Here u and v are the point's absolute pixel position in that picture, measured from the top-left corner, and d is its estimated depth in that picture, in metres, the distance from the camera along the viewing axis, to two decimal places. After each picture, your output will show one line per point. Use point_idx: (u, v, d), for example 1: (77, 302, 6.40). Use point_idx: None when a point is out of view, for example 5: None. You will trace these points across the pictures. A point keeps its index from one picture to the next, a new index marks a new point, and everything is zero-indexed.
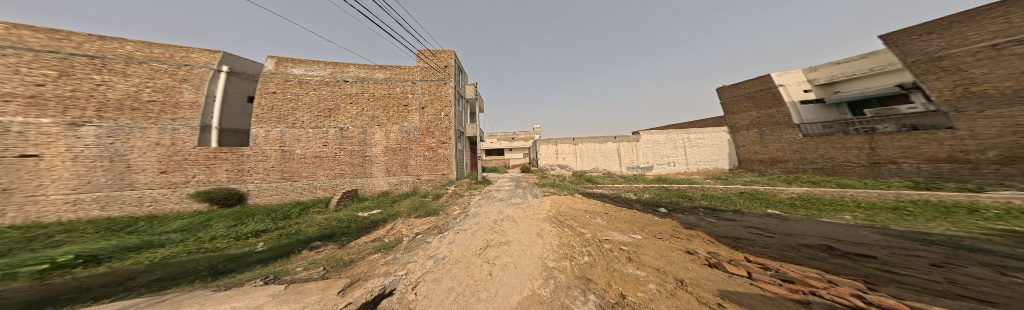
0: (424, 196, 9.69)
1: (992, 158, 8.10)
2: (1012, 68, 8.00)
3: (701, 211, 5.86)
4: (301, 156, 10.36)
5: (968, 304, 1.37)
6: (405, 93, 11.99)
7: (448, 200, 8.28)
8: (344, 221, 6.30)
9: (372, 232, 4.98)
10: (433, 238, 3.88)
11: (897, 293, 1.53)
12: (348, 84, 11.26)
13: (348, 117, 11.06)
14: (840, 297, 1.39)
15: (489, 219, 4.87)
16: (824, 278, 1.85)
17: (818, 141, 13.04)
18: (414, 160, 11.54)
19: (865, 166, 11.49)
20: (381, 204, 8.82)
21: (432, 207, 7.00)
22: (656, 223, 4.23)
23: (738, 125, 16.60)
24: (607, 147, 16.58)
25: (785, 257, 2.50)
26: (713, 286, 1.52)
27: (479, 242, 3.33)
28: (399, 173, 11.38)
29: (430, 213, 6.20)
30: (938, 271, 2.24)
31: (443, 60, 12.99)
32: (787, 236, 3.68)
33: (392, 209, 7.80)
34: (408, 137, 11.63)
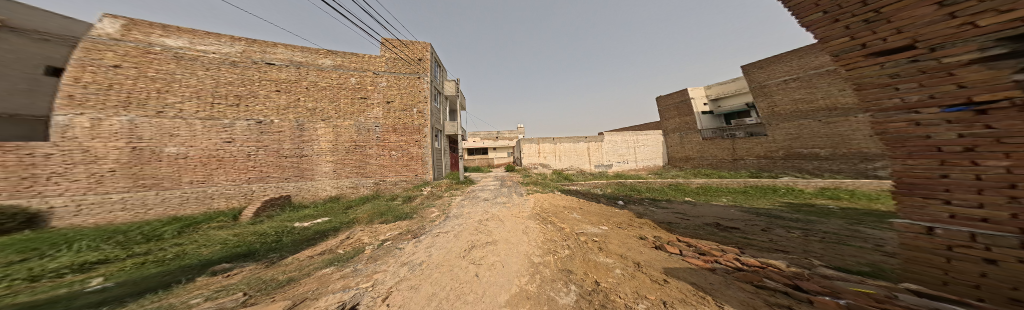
0: (392, 200, 8.64)
1: (781, 155, 13.61)
2: (792, 96, 13.30)
3: (646, 201, 7.49)
4: (185, 157, 8.04)
5: (779, 256, 2.53)
6: (362, 85, 10.49)
7: (422, 202, 7.71)
8: (274, 234, 4.95)
9: (314, 246, 4.00)
10: (406, 244, 3.53)
11: (754, 254, 2.57)
12: (273, 68, 9.28)
13: (277, 108, 9.24)
14: (729, 262, 2.27)
15: (473, 219, 4.77)
16: (720, 248, 2.79)
17: (709, 143, 16.64)
18: (374, 159, 10.40)
19: (730, 161, 15.57)
20: (330, 212, 7.63)
21: (405, 211, 6.41)
22: (617, 214, 5.13)
23: (669, 129, 19.06)
24: (579, 146, 18.19)
25: (698, 235, 3.57)
26: (660, 265, 2.18)
27: (464, 244, 3.25)
28: (361, 176, 10.18)
29: (403, 218, 5.61)
30: (764, 233, 3.75)
31: (416, 52, 11.94)
32: (695, 217, 5.20)
33: (346, 216, 6.62)
34: (367, 135, 10.35)
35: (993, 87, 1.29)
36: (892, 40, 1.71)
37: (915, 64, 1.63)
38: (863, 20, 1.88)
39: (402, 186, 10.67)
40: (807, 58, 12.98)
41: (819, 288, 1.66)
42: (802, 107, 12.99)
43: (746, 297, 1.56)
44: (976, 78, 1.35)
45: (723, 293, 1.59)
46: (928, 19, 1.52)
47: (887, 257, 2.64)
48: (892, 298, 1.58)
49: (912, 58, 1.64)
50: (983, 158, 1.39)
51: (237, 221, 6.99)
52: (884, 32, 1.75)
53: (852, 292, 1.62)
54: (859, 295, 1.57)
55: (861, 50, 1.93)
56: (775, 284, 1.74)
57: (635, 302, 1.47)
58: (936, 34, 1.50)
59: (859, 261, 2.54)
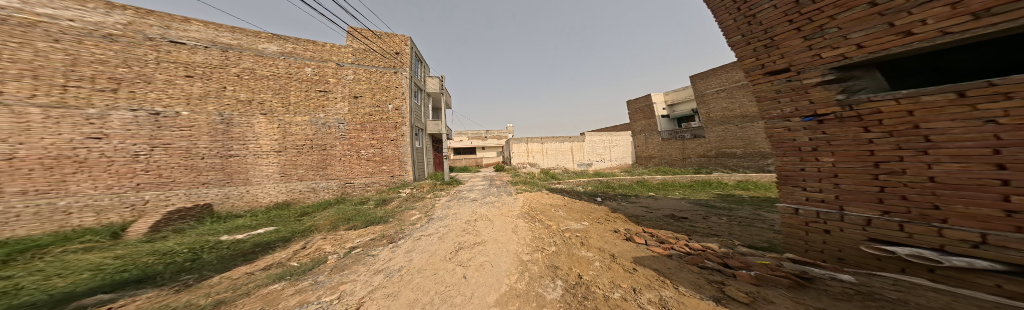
0: (360, 204, 7.81)
1: (714, 154, 16.75)
2: (718, 105, 16.58)
3: (620, 197, 8.45)
4: (11, 158, 5.64)
5: (714, 239, 3.25)
6: (322, 77, 9.42)
7: (401, 205, 7.13)
8: (194, 251, 3.93)
9: (228, 270, 3.02)
10: (380, 250, 3.22)
11: (699, 239, 3.19)
12: (180, 49, 7.46)
13: (189, 97, 7.49)
14: (681, 247, 2.81)
15: (461, 220, 4.62)
16: (675, 236, 3.38)
17: (666, 143, 19.23)
18: (339, 162, 9.51)
19: (680, 160, 18.32)
20: (277, 221, 6.41)
21: (377, 214, 5.87)
22: (597, 210, 5.67)
23: (636, 130, 21.46)
24: (564, 146, 19.31)
25: (658, 226, 4.22)
26: (630, 255, 2.55)
27: (450, 245, 3.15)
28: (325, 178, 9.31)
29: (378, 222, 5.12)
30: (703, 221, 4.69)
31: (393, 45, 11.24)
32: (658, 209, 6.10)
33: (300, 224, 5.69)
34: (328, 131, 9.39)
35: (830, 103, 2.31)
36: (777, 63, 2.74)
37: (789, 83, 2.66)
38: (762, 45, 2.88)
39: (366, 191, 9.93)
40: (729, 73, 16.27)
41: (739, 264, 2.26)
42: (725, 114, 16.25)
43: (694, 277, 2.01)
44: (822, 96, 2.37)
45: (677, 275, 2.02)
46: (797, 49, 2.54)
47: (776, 234, 3.64)
48: (780, 266, 2.36)
49: (786, 77, 2.69)
50: (822, 155, 2.44)
51: (122, 240, 5.21)
52: (774, 56, 2.77)
53: (757, 264, 2.30)
54: (762, 266, 2.24)
55: (757, 71, 3.00)
56: (712, 264, 2.29)
57: (613, 291, 1.71)
58: (801, 61, 2.51)
59: (761, 238, 3.47)
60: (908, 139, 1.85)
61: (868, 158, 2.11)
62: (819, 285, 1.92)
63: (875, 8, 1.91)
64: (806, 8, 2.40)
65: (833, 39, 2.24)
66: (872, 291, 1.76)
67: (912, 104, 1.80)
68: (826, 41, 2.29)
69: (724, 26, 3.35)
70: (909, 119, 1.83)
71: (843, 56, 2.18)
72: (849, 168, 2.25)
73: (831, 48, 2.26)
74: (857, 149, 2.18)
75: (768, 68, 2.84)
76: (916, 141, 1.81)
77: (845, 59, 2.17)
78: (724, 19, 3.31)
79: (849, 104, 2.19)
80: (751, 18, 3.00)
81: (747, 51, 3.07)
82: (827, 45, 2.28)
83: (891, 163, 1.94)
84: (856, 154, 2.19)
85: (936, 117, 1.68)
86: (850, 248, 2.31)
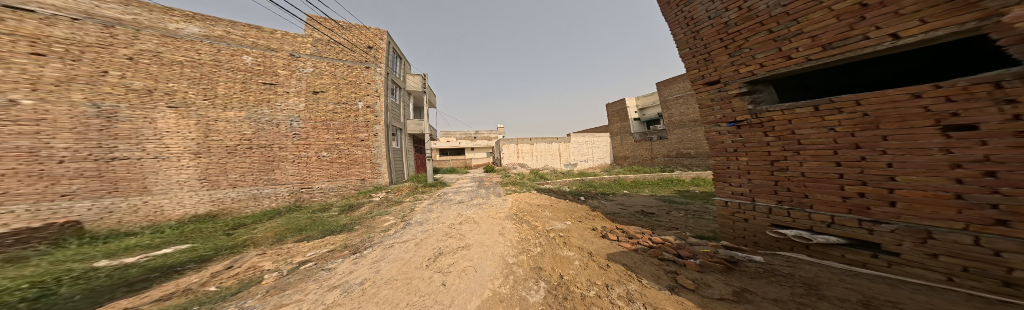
0: (321, 211, 6.99)
1: (675, 153, 18.91)
2: (675, 110, 18.88)
3: (600, 195, 9.16)
4: None
5: (672, 233, 3.75)
6: (268, 68, 8.93)
7: (373, 210, 6.58)
8: (45, 287, 2.69)
9: (95, 307, 2.20)
10: (339, 263, 2.89)
11: (661, 234, 3.63)
12: (29, 18, 5.89)
13: (34, 81, 5.78)
14: (645, 241, 3.18)
15: (443, 224, 4.45)
16: (641, 231, 3.79)
17: (638, 144, 21.28)
18: (290, 163, 9.04)
19: (650, 159, 20.39)
20: (198, 236, 5.24)
21: (340, 222, 5.30)
22: (580, 209, 6.02)
23: (613, 132, 23.65)
24: (552, 147, 20.69)
25: (630, 222, 4.68)
26: (605, 252, 2.79)
27: (429, 251, 3.01)
28: (268, 184, 8.66)
29: (342, 230, 4.62)
30: (667, 216, 5.37)
31: (365, 39, 11.46)
32: (632, 206, 6.77)
33: (229, 240, 4.67)
34: (273, 129, 8.78)
35: (744, 112, 3.12)
36: (711, 76, 3.47)
37: (719, 92, 3.40)
38: (702, 59, 3.57)
39: (314, 200, 9.38)
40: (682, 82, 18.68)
41: (688, 254, 2.69)
42: (682, 118, 18.51)
43: (654, 269, 2.35)
44: (740, 105, 3.17)
45: (641, 268, 2.33)
46: (724, 64, 3.29)
47: (716, 224, 4.43)
48: (716, 252, 2.88)
49: (716, 88, 3.44)
50: (740, 155, 3.22)
51: None
52: (708, 69, 3.50)
53: (701, 253, 2.77)
54: (704, 254, 2.72)
55: (698, 81, 3.71)
56: (668, 256, 2.66)
57: (589, 289, 1.89)
58: (726, 75, 3.28)
59: (706, 229, 4.18)
60: (788, 142, 2.72)
61: (767, 157, 2.95)
62: (741, 268, 2.45)
63: (771, 35, 2.75)
64: (732, 29, 3.13)
65: (745, 58, 3.04)
66: (771, 269, 2.42)
67: (787, 115, 2.71)
68: (742, 59, 3.08)
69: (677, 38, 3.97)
70: (789, 126, 2.70)
71: (751, 73, 3.00)
72: (755, 165, 3.08)
73: (745, 65, 3.05)
74: (761, 150, 3.00)
75: (706, 79, 3.55)
76: (791, 144, 2.70)
77: (754, 75, 2.97)
78: (677, 32, 3.90)
79: (757, 112, 2.97)
80: (695, 34, 3.65)
81: (693, 63, 3.73)
82: (749, 61, 3.00)
83: (783, 162, 2.78)
84: (761, 154, 3.01)
85: (803, 125, 2.55)
86: (761, 234, 3.12)
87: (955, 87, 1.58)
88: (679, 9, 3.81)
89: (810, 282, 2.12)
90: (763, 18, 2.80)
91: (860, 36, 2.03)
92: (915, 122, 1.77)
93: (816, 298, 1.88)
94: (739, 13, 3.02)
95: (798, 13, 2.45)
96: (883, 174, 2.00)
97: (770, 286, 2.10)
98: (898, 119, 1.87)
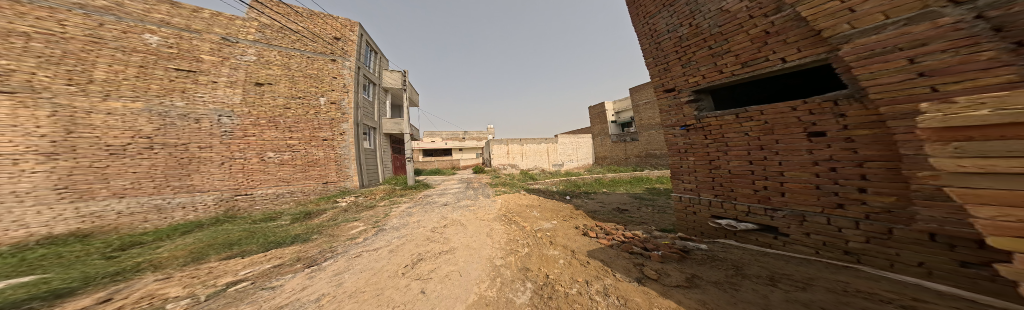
0: (264, 221, 6.04)
1: (646, 154, 20.71)
2: (644, 114, 20.67)
3: (582, 194, 9.80)
4: None
5: (641, 227, 4.21)
6: (185, 52, 7.64)
7: (339, 216, 5.97)
8: None
9: None
10: (287, 279, 2.48)
11: (632, 229, 4.03)
12: None
13: None
14: (619, 236, 3.51)
15: (425, 228, 4.22)
16: (616, 227, 4.15)
17: (615, 145, 22.91)
18: (217, 166, 7.85)
19: (625, 159, 22.05)
20: (63, 257, 3.87)
21: (290, 233, 4.64)
22: (565, 208, 6.30)
23: (595, 133, 25.22)
24: (541, 147, 22.08)
25: (608, 219, 5.11)
26: (585, 249, 2.99)
27: (408, 257, 2.82)
28: (183, 193, 7.22)
29: (293, 241, 4.05)
30: (638, 212, 6.02)
31: (330, 30, 11.18)
32: (610, 204, 7.37)
33: (103, 266, 3.28)
34: (188, 125, 7.49)
35: (691, 117, 3.85)
36: (669, 84, 4.18)
37: (675, 99, 4.09)
38: (662, 68, 4.27)
39: (254, 209, 8.09)
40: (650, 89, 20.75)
41: (651, 246, 3.06)
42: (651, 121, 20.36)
43: (626, 263, 2.60)
44: (689, 111, 3.88)
45: (616, 262, 2.57)
46: (677, 74, 4.01)
47: (673, 218, 5.15)
48: (674, 243, 3.34)
49: (673, 95, 4.15)
50: (689, 154, 3.95)
51: None
52: (666, 78, 4.22)
53: (663, 245, 3.17)
54: (665, 246, 3.13)
55: (659, 89, 4.41)
56: (637, 249, 2.98)
57: (571, 287, 1.99)
58: (679, 84, 4.01)
59: (667, 222, 4.81)
60: (720, 144, 3.55)
61: (706, 157, 3.73)
62: (692, 256, 2.92)
63: (710, 50, 3.56)
64: (685, 42, 3.85)
65: (692, 70, 3.80)
66: (710, 253, 2.99)
67: (716, 121, 3.55)
68: (689, 71, 3.85)
69: (645, 48, 4.55)
70: (720, 131, 3.53)
71: (695, 83, 3.81)
72: (697, 164, 3.85)
73: (692, 76, 3.82)
74: (702, 150, 3.77)
75: (666, 86, 4.25)
76: (721, 145, 3.53)
77: (700, 84, 3.76)
78: (643, 42, 4.56)
79: (701, 117, 3.71)
80: (657, 45, 4.32)
81: (655, 71, 4.41)
82: (696, 72, 3.75)
83: (717, 162, 3.59)
84: (702, 155, 3.77)
85: (729, 130, 3.41)
86: (705, 228, 3.82)
87: (813, 103, 2.59)
88: (646, 22, 4.42)
89: (738, 264, 2.68)
90: (705, 36, 3.58)
91: (764, 57, 3.00)
92: (794, 130, 2.78)
93: (742, 277, 2.37)
94: (690, 30, 3.76)
95: (728, 33, 3.31)
96: (776, 170, 2.98)
97: (711, 269, 2.55)
98: (783, 127, 2.88)
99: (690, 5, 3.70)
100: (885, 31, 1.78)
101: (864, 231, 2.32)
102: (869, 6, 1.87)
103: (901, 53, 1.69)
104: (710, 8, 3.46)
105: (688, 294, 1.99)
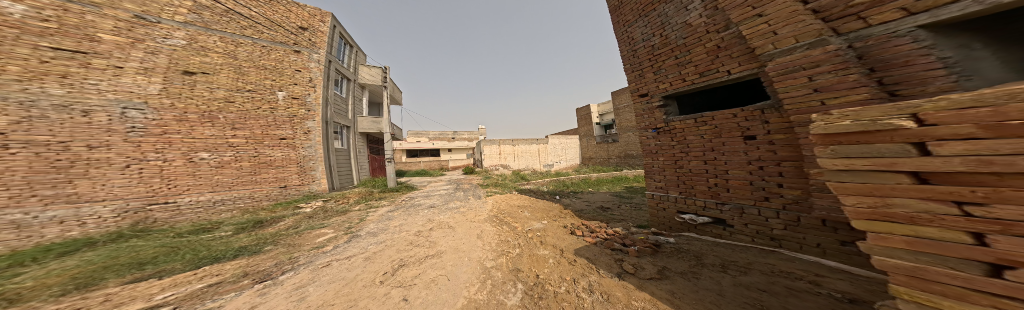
0: (198, 234, 4.96)
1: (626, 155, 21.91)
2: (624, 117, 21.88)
3: (570, 193, 10.16)
4: None
5: (619, 224, 4.49)
6: (69, 29, 5.88)
7: (304, 224, 5.30)
8: None
9: None
10: (232, 299, 2.09)
11: (612, 226, 4.27)
12: None
13: None
14: (600, 234, 3.71)
15: (410, 231, 3.96)
16: (599, 225, 4.38)
17: (599, 146, 23.90)
18: (118, 170, 6.24)
19: (608, 160, 23.09)
20: None
21: (231, 245, 3.94)
22: (554, 208, 6.45)
23: (582, 134, 26.11)
24: (532, 148, 22.67)
25: (591, 217, 5.38)
26: (573, 248, 3.08)
27: (389, 264, 2.61)
28: (61, 204, 5.52)
29: (236, 255, 3.45)
30: (617, 209, 6.44)
31: (296, 18, 10.27)
32: (594, 203, 7.73)
33: None
34: (69, 119, 5.77)
35: (661, 120, 4.17)
36: (642, 89, 4.46)
37: (648, 103, 4.39)
38: (637, 74, 4.53)
39: (178, 220, 6.68)
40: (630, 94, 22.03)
41: (627, 242, 3.28)
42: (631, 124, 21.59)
43: (609, 259, 2.74)
44: (659, 115, 4.21)
45: (598, 259, 2.70)
46: (649, 81, 4.32)
47: (644, 215, 5.62)
48: (648, 238, 3.62)
49: (646, 100, 4.43)
50: (658, 155, 4.30)
51: None
52: (639, 84, 4.52)
53: (639, 240, 3.42)
54: (640, 241, 3.39)
55: (636, 93, 4.63)
56: (617, 245, 3.17)
57: (560, 285, 2.03)
58: (651, 89, 4.30)
59: (642, 219, 5.22)
60: (682, 145, 3.93)
61: (671, 158, 4.10)
62: (663, 249, 3.21)
63: (676, 60, 3.89)
64: (656, 51, 4.15)
65: (663, 77, 4.11)
66: (675, 246, 3.34)
67: (679, 124, 3.93)
68: (660, 78, 4.14)
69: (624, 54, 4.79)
70: (682, 134, 3.92)
71: (662, 89, 4.14)
72: (664, 164, 4.22)
73: (663, 82, 4.12)
74: (669, 152, 4.12)
75: (640, 91, 4.50)
76: (681, 146, 3.94)
77: (668, 90, 4.08)
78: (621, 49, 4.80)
79: (669, 121, 4.06)
80: (634, 52, 4.57)
81: (633, 77, 4.60)
82: (666, 79, 4.07)
83: (679, 162, 3.99)
84: (668, 156, 4.14)
85: (689, 132, 3.80)
86: (670, 222, 4.24)
87: (748, 111, 3.15)
88: (625, 29, 4.65)
89: (698, 254, 3.02)
90: (672, 46, 3.91)
91: (715, 69, 3.44)
92: (735, 133, 3.31)
93: (701, 266, 2.68)
94: (660, 40, 4.06)
95: (690, 44, 3.66)
96: (722, 168, 3.49)
97: (676, 260, 2.85)
98: (726, 131, 3.40)
99: (662, 17, 4.00)
100: (795, 53, 2.46)
101: (783, 219, 2.99)
102: (788, 30, 2.50)
103: (803, 72, 2.41)
104: (677, 21, 3.78)
105: (659, 285, 2.18)
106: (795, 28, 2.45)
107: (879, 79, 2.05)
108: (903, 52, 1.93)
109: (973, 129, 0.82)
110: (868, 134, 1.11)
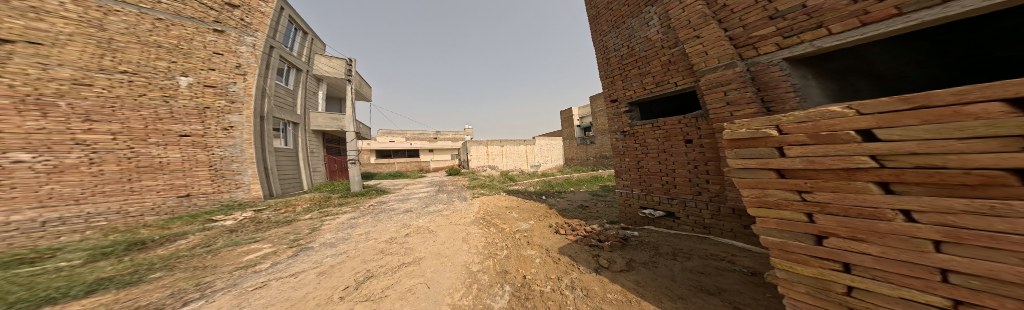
0: (11, 266, 3.16)
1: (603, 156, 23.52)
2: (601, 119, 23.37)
3: (554, 193, 10.46)
4: None
5: (594, 221, 4.80)
6: None
7: (235, 239, 4.23)
8: None
9: None
10: None
11: (591, 223, 4.55)
12: None
13: None
14: (576, 231, 3.89)
15: (381, 239, 3.53)
16: (580, 223, 4.61)
17: (580, 147, 25.15)
18: None
19: (587, 160, 24.48)
20: None
21: (89, 277, 2.75)
22: (541, 207, 6.54)
23: (565, 135, 27.11)
24: (520, 148, 22.77)
25: (573, 215, 5.65)
26: (557, 246, 3.16)
27: (353, 276, 2.26)
28: None
29: (110, 286, 2.50)
30: (594, 207, 6.88)
31: None
32: (575, 202, 8.12)
33: None
34: None
35: (627, 124, 4.54)
36: (612, 95, 4.76)
37: (616, 108, 4.73)
38: (609, 81, 4.79)
39: None
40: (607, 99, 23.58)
41: (603, 237, 3.51)
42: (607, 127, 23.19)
43: (587, 255, 2.90)
44: (625, 119, 4.57)
45: (575, 255, 2.82)
46: (618, 87, 4.61)
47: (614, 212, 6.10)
48: (618, 232, 3.96)
49: (614, 106, 4.75)
50: (624, 157, 4.69)
51: None
52: (609, 91, 4.80)
53: (609, 234, 3.71)
54: (609, 235, 3.68)
55: (608, 99, 4.91)
56: (594, 241, 3.37)
57: (545, 284, 2.04)
58: (619, 95, 4.62)
59: (614, 215, 5.67)
60: (642, 147, 4.36)
61: (633, 158, 4.53)
62: (631, 242, 3.57)
63: (639, 70, 4.18)
64: (624, 61, 4.41)
65: (628, 85, 4.41)
66: (635, 238, 3.75)
67: (640, 127, 4.33)
68: (626, 86, 4.45)
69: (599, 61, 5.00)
70: (642, 137, 4.33)
71: (626, 95, 4.49)
72: (628, 164, 4.64)
73: (629, 90, 4.42)
74: (633, 154, 4.52)
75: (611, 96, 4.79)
76: (641, 148, 4.37)
77: (630, 97, 4.43)
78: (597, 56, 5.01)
79: (631, 124, 4.44)
80: (607, 60, 4.80)
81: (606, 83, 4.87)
82: (631, 86, 4.37)
83: (639, 162, 4.43)
84: (632, 158, 4.56)
85: (648, 135, 4.23)
86: (634, 216, 4.73)
87: (688, 118, 3.64)
88: (601, 38, 4.85)
89: (656, 244, 3.44)
90: (636, 58, 4.19)
91: (666, 82, 3.81)
92: (679, 137, 3.79)
93: (659, 255, 3.05)
94: (627, 51, 4.32)
95: (648, 56, 3.99)
96: (667, 168, 4.01)
97: (639, 251, 3.17)
98: (671, 136, 3.88)
99: (629, 29, 4.25)
100: (717, 71, 3.02)
101: (710, 209, 3.59)
102: (714, 52, 3.02)
103: (720, 87, 2.99)
104: (640, 35, 4.05)
105: (628, 276, 2.39)
106: (718, 51, 3.00)
107: (763, 97, 2.76)
108: (777, 77, 2.65)
109: (811, 138, 1.15)
110: (756, 140, 1.37)
